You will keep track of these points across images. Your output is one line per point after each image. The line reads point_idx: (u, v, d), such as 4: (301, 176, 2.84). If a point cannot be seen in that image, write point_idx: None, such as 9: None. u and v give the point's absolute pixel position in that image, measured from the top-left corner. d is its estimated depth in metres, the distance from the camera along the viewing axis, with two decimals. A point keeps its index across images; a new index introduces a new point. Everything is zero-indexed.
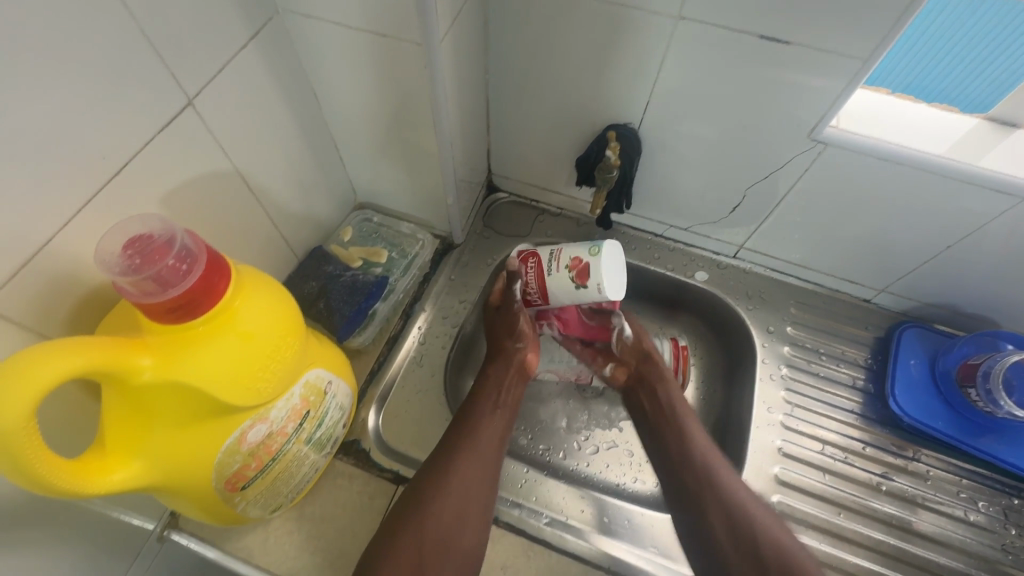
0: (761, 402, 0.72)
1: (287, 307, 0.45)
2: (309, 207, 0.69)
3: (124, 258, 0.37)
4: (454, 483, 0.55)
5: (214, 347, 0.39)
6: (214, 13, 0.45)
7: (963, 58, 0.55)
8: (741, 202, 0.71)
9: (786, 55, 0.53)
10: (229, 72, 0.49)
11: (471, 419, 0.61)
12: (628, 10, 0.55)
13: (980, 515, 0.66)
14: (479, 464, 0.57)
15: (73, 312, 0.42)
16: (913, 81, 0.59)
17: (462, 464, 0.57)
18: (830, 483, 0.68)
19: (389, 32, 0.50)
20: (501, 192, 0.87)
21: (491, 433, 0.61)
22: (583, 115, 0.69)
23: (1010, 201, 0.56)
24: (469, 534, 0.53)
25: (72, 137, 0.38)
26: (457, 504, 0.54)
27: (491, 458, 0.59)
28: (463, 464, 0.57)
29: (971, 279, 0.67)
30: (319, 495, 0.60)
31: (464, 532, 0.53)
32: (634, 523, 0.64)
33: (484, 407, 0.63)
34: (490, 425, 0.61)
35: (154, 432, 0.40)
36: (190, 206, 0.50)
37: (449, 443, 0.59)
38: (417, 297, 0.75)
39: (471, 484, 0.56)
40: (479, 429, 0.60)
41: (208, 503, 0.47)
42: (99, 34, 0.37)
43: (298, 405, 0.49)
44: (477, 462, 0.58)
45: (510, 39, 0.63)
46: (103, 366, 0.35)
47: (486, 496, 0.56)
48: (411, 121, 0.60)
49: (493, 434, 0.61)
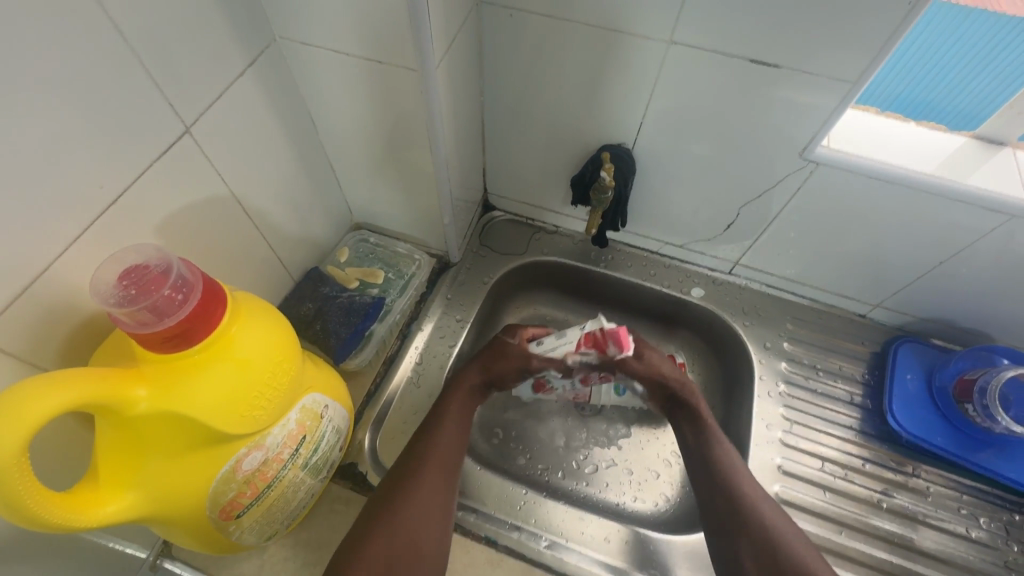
0: (760, 419, 0.72)
1: (283, 333, 0.45)
2: (307, 228, 0.69)
3: (120, 289, 0.37)
4: (421, 487, 0.54)
5: (210, 376, 0.39)
6: (213, 40, 0.46)
7: (948, 73, 0.55)
8: (735, 219, 0.72)
9: (776, 77, 0.54)
10: (227, 99, 0.49)
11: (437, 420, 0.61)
12: (619, 34, 0.56)
13: (982, 531, 0.65)
14: (443, 466, 0.57)
15: (67, 341, 0.42)
16: (899, 94, 0.59)
17: (426, 467, 0.56)
18: (831, 501, 0.67)
19: (385, 58, 0.51)
20: (497, 211, 0.87)
21: (453, 435, 0.60)
22: (577, 136, 0.70)
23: (1000, 217, 0.57)
24: (436, 537, 0.52)
25: (70, 166, 0.38)
26: (425, 507, 0.53)
27: (453, 457, 0.58)
28: (430, 468, 0.56)
29: (965, 293, 0.67)
30: (316, 520, 0.60)
31: (433, 533, 0.52)
32: (635, 545, 0.63)
33: (450, 412, 0.62)
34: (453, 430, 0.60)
35: (148, 464, 0.40)
36: (188, 230, 0.50)
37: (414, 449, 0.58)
38: (414, 316, 0.75)
39: (436, 488, 0.55)
40: (441, 433, 0.59)
41: (203, 532, 0.46)
42: (98, 65, 0.38)
43: (294, 430, 0.48)
44: (441, 465, 0.57)
45: (504, 62, 0.64)
46: (97, 400, 0.35)
47: (452, 497, 0.56)
48: (407, 143, 0.61)
49: (453, 436, 0.60)
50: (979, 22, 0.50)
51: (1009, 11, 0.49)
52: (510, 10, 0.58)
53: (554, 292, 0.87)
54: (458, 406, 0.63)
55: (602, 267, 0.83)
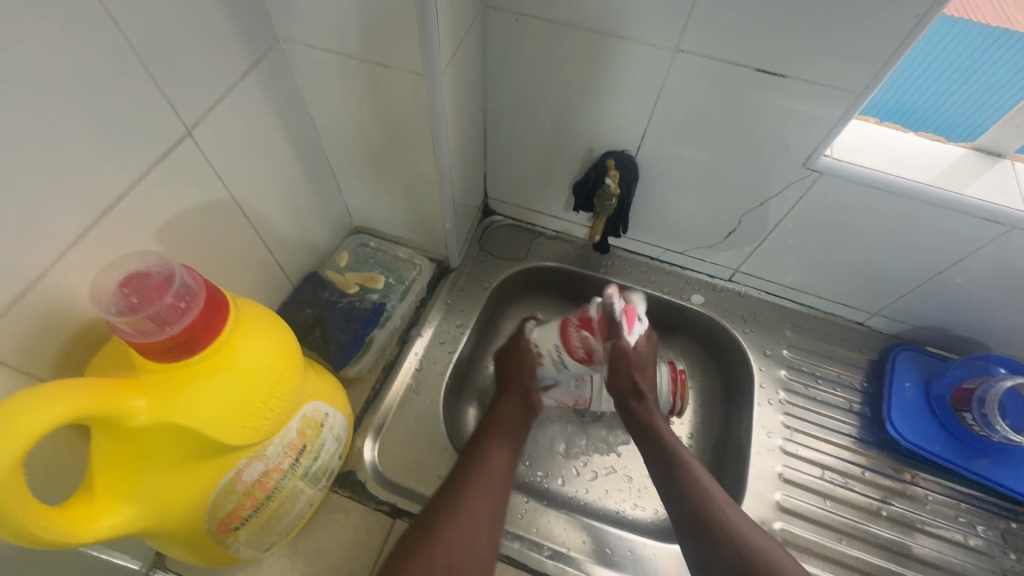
0: (760, 427, 0.72)
1: (286, 341, 0.44)
2: (305, 232, 0.68)
3: (121, 296, 0.36)
4: (466, 512, 0.54)
5: (210, 387, 0.38)
6: (215, 41, 0.45)
7: (935, 85, 0.56)
8: (736, 227, 0.72)
9: (782, 87, 0.54)
10: (229, 101, 0.48)
11: (483, 448, 0.61)
12: (625, 41, 0.56)
13: (979, 539, 0.66)
14: (487, 491, 0.57)
15: (63, 349, 0.41)
16: (888, 103, 0.60)
17: (472, 493, 0.56)
18: (830, 509, 0.67)
19: (390, 61, 0.51)
20: (497, 216, 0.87)
21: (501, 465, 0.60)
22: (580, 141, 0.70)
23: (999, 228, 0.57)
24: (478, 563, 0.52)
25: (68, 170, 0.37)
26: (468, 530, 0.53)
27: (501, 487, 0.58)
28: (475, 492, 0.56)
29: (962, 302, 0.68)
30: (314, 530, 0.58)
31: (476, 557, 0.52)
32: (636, 554, 0.63)
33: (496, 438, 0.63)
34: (500, 457, 0.61)
35: (147, 477, 0.38)
36: (186, 235, 0.49)
37: (460, 474, 0.58)
38: (414, 322, 0.74)
39: (482, 514, 0.55)
40: (488, 461, 0.60)
41: (200, 545, 0.45)
42: (101, 66, 0.37)
43: (295, 439, 0.47)
44: (487, 493, 0.57)
45: (508, 66, 0.64)
46: (96, 411, 0.34)
47: (497, 523, 0.55)
48: (410, 147, 0.60)
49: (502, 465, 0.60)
50: (964, 34, 0.51)
51: (993, 23, 0.49)
52: (516, 15, 0.58)
53: (554, 297, 0.86)
54: (503, 435, 0.63)
55: (602, 273, 0.83)
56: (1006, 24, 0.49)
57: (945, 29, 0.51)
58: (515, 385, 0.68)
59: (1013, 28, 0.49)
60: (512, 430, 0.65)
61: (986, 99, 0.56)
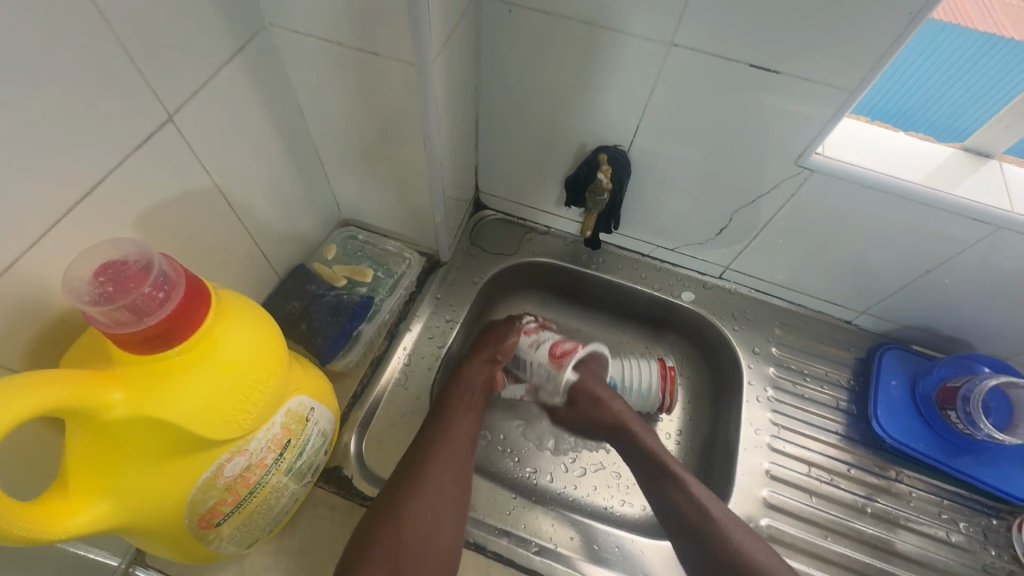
0: (748, 424, 0.73)
1: (270, 333, 0.43)
2: (293, 224, 0.67)
3: (96, 286, 0.35)
4: (430, 481, 0.55)
5: (192, 379, 0.37)
6: (199, 25, 0.43)
7: (924, 88, 0.56)
8: (727, 224, 0.72)
9: (775, 84, 0.54)
10: (212, 87, 0.47)
11: (445, 419, 0.61)
12: (618, 35, 0.56)
13: (961, 536, 0.67)
14: (452, 461, 0.57)
15: (37, 340, 0.39)
16: (876, 106, 0.60)
17: (436, 464, 0.57)
18: (816, 505, 0.68)
19: (380, 50, 0.50)
20: (488, 210, 0.86)
21: (464, 434, 0.60)
22: (572, 137, 0.69)
23: (987, 228, 0.58)
24: (447, 530, 0.53)
25: (43, 154, 0.36)
26: (435, 501, 0.54)
27: (464, 456, 0.58)
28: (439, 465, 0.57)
29: (949, 302, 0.69)
30: (298, 526, 0.58)
31: (445, 525, 0.53)
32: (625, 550, 0.63)
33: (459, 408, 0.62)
34: (464, 424, 0.61)
35: (124, 472, 0.37)
36: (168, 225, 0.48)
37: (422, 443, 0.58)
38: (403, 316, 0.73)
39: (447, 482, 0.56)
40: (451, 428, 0.60)
41: (180, 542, 0.44)
42: (76, 47, 0.35)
43: (278, 434, 0.46)
44: (451, 466, 0.57)
45: (501, 58, 0.63)
46: (70, 404, 0.33)
47: (463, 490, 0.56)
48: (400, 138, 0.59)
49: (465, 433, 0.60)
50: (953, 39, 0.51)
51: (982, 28, 0.49)
52: (509, 6, 0.57)
53: (545, 293, 0.86)
54: (467, 403, 0.63)
55: (594, 269, 0.82)
56: (995, 29, 0.49)
57: (933, 36, 0.51)
58: (482, 355, 0.69)
59: (1001, 32, 0.49)
60: (477, 398, 0.65)
61: (979, 99, 0.56)
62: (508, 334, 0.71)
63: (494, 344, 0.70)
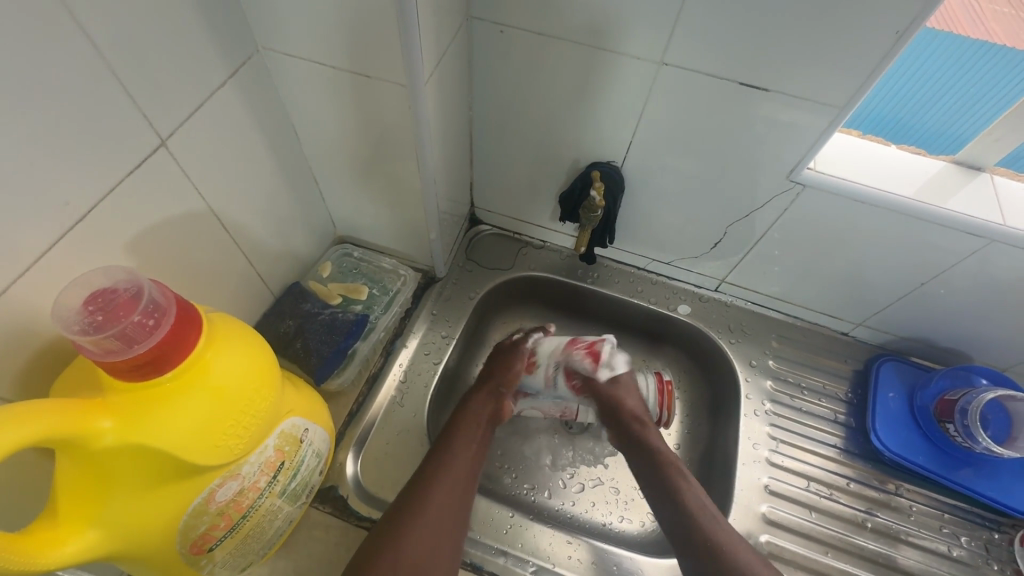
0: (746, 438, 0.72)
1: (262, 357, 0.43)
2: (288, 243, 0.67)
3: (85, 314, 0.35)
4: (431, 511, 0.54)
5: (183, 406, 0.37)
6: (192, 51, 0.44)
7: (919, 98, 0.56)
8: (721, 238, 0.72)
9: (764, 100, 0.54)
10: (206, 111, 0.47)
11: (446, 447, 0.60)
12: (609, 54, 0.56)
13: (963, 550, 0.66)
14: (451, 491, 0.56)
15: (25, 368, 0.39)
16: (870, 115, 0.60)
17: (437, 492, 0.55)
18: (816, 521, 0.67)
19: (372, 72, 0.50)
20: (484, 225, 0.86)
21: (465, 465, 0.59)
22: (566, 153, 0.69)
23: (979, 241, 0.58)
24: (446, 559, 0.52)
25: (35, 182, 0.36)
26: (435, 529, 0.53)
27: (465, 490, 0.57)
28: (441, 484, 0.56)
29: (944, 313, 0.69)
30: (293, 548, 0.57)
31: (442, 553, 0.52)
32: (622, 569, 0.62)
33: (461, 435, 0.62)
34: (467, 454, 0.60)
35: (113, 500, 0.37)
36: (160, 248, 0.48)
37: (425, 473, 0.57)
38: (398, 333, 0.73)
39: (448, 508, 0.55)
40: (455, 456, 0.59)
41: (172, 568, 0.44)
42: (68, 74, 0.36)
43: (272, 457, 0.46)
44: (452, 490, 0.56)
45: (493, 76, 0.63)
46: (59, 434, 0.33)
47: (461, 522, 0.55)
48: (395, 157, 0.60)
49: (466, 466, 0.59)
50: (944, 46, 0.51)
51: (973, 35, 0.50)
52: (501, 26, 0.58)
53: (540, 307, 0.86)
54: (468, 433, 0.62)
55: (589, 283, 0.83)
56: (986, 36, 0.49)
57: (926, 46, 0.52)
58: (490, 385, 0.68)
59: (993, 40, 0.49)
60: (478, 429, 0.63)
61: (974, 110, 0.56)
62: (515, 362, 0.71)
63: (502, 373, 0.69)
